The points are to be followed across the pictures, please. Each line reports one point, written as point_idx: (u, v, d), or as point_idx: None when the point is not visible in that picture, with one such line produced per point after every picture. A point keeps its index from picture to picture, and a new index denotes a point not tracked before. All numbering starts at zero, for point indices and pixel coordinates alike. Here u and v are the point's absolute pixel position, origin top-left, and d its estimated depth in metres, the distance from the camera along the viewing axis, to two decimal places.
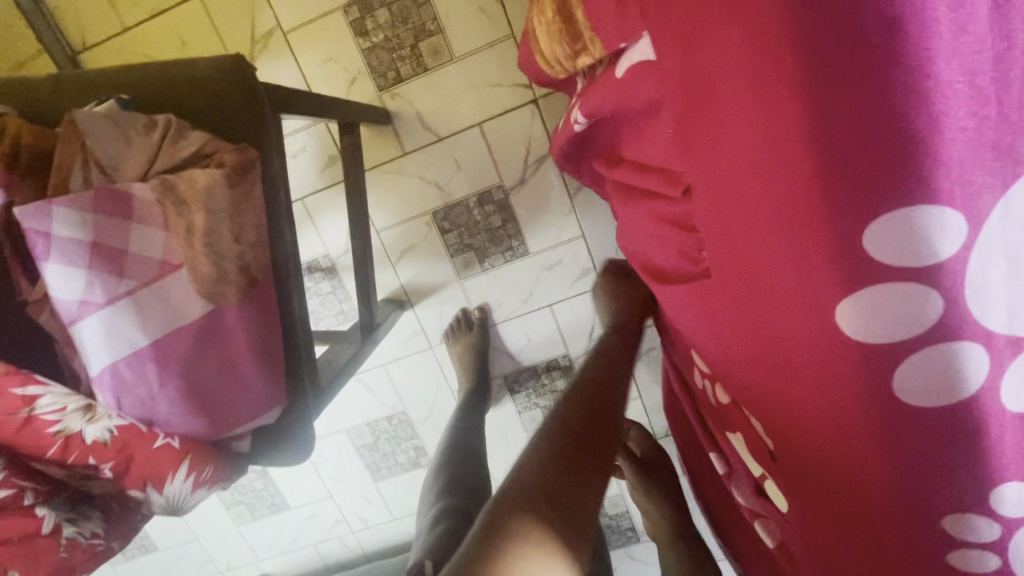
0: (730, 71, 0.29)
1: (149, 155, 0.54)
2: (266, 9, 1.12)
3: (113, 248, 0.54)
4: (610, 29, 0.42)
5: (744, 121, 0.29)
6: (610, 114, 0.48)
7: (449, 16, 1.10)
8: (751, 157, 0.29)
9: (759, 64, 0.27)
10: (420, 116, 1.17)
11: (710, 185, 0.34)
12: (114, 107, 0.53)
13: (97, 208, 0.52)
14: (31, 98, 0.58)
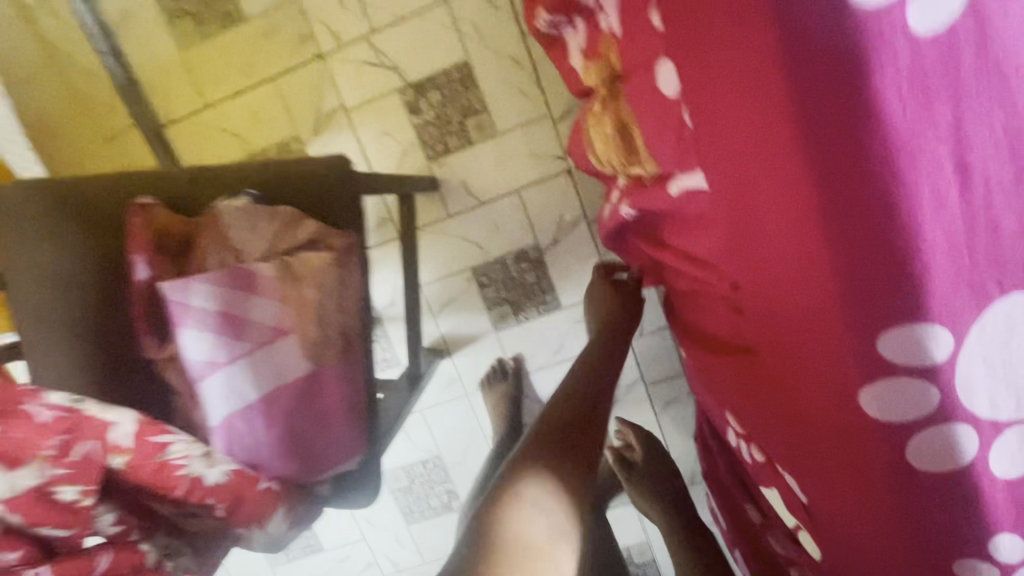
0: (767, 208, 0.37)
1: (269, 241, 0.64)
2: (331, 90, 1.26)
3: (235, 315, 0.64)
4: (662, 156, 0.50)
5: (781, 244, 0.37)
6: (660, 214, 0.57)
7: (494, 97, 1.23)
8: (789, 271, 0.38)
9: (791, 210, 0.35)
10: (464, 182, 1.28)
11: (756, 281, 0.42)
12: (248, 202, 0.63)
13: (228, 285, 0.63)
14: (171, 188, 0.70)
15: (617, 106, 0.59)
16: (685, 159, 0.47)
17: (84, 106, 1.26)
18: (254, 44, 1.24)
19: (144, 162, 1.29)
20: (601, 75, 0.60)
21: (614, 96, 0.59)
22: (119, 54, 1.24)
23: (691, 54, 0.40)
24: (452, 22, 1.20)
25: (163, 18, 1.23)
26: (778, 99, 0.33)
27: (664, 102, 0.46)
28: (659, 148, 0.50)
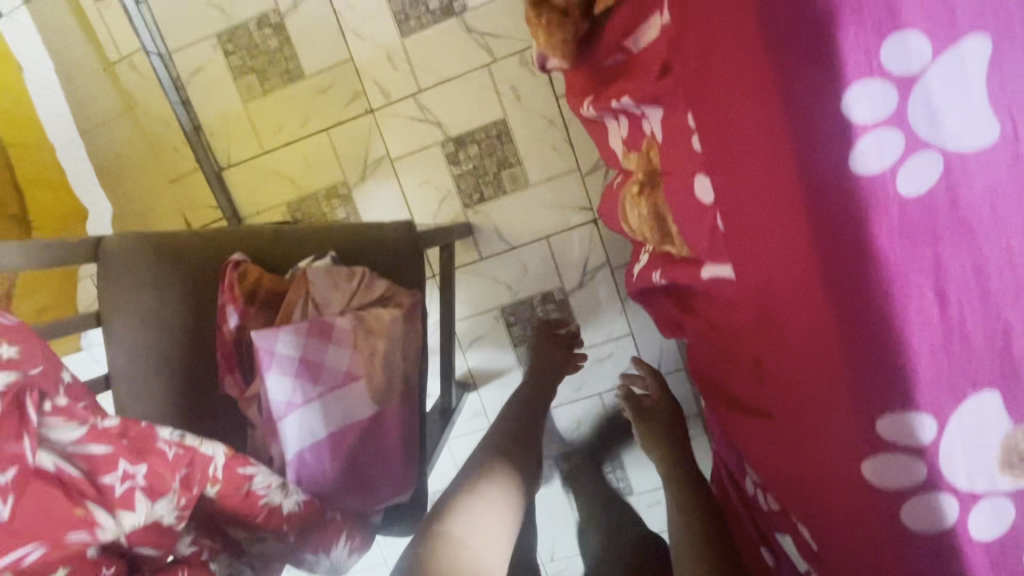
0: (785, 307, 0.45)
1: (348, 295, 0.74)
2: (378, 140, 1.36)
3: (312, 361, 0.73)
4: (697, 245, 0.59)
5: (797, 338, 0.45)
6: (690, 288, 0.66)
7: (528, 152, 1.33)
8: (803, 360, 0.45)
9: (806, 313, 0.43)
10: (497, 228, 1.38)
11: (774, 362, 0.50)
12: (330, 263, 0.73)
13: (308, 335, 0.72)
14: (256, 245, 0.80)
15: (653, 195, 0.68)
16: (718, 252, 0.56)
17: (155, 150, 1.38)
18: (311, 100, 1.36)
19: (204, 202, 1.40)
20: (642, 165, 0.69)
21: (652, 185, 0.69)
22: (189, 104, 1.38)
23: (718, 176, 0.48)
24: (493, 84, 1.31)
25: (231, 74, 1.36)
26: (797, 227, 0.41)
27: (701, 207, 0.55)
28: (697, 238, 0.59)
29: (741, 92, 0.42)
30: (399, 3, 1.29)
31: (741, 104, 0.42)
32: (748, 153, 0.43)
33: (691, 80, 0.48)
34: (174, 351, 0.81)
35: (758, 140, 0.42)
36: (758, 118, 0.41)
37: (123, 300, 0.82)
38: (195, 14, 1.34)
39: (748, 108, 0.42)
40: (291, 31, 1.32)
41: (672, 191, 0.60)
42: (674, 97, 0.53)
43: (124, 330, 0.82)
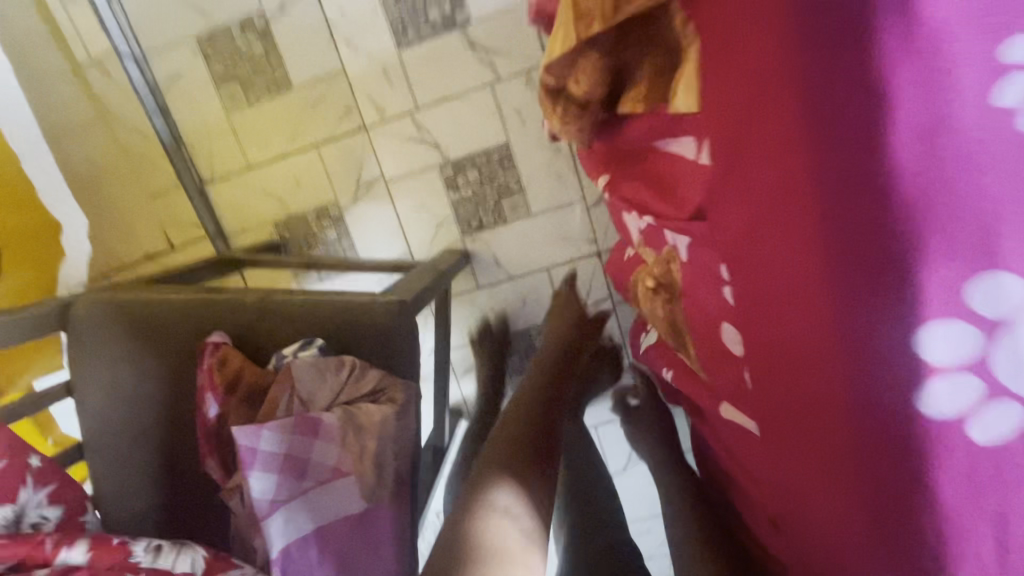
0: (815, 500, 0.41)
1: (337, 389, 0.69)
2: (372, 160, 1.28)
3: (298, 456, 0.68)
4: (716, 382, 0.55)
5: (824, 531, 0.41)
6: (705, 407, 0.62)
7: (531, 179, 1.25)
8: (831, 554, 0.41)
9: (836, 518, 0.39)
10: (495, 256, 1.32)
11: (799, 535, 0.46)
12: (317, 355, 0.68)
13: (293, 431, 0.67)
14: (236, 319, 0.74)
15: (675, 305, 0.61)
16: (743, 404, 0.51)
17: (133, 163, 1.29)
18: (300, 113, 1.26)
19: (187, 218, 1.32)
20: (660, 268, 0.63)
21: (668, 291, 0.62)
22: (168, 113, 1.27)
23: (751, 342, 0.42)
24: (496, 105, 1.22)
25: (212, 82, 1.25)
26: (836, 437, 0.36)
27: (728, 355, 0.50)
28: (720, 378, 0.53)
29: (792, 274, 0.36)
30: (396, 11, 1.18)
31: (789, 286, 0.37)
32: (793, 338, 0.37)
33: (728, 232, 0.42)
34: (150, 426, 0.77)
35: (807, 332, 0.36)
36: (809, 310, 0.35)
37: (93, 370, 0.77)
38: (171, 14, 1.22)
39: (795, 294, 0.36)
40: (278, 37, 1.21)
41: (690, 319, 0.55)
42: (706, 238, 0.46)
43: (96, 402, 0.77)
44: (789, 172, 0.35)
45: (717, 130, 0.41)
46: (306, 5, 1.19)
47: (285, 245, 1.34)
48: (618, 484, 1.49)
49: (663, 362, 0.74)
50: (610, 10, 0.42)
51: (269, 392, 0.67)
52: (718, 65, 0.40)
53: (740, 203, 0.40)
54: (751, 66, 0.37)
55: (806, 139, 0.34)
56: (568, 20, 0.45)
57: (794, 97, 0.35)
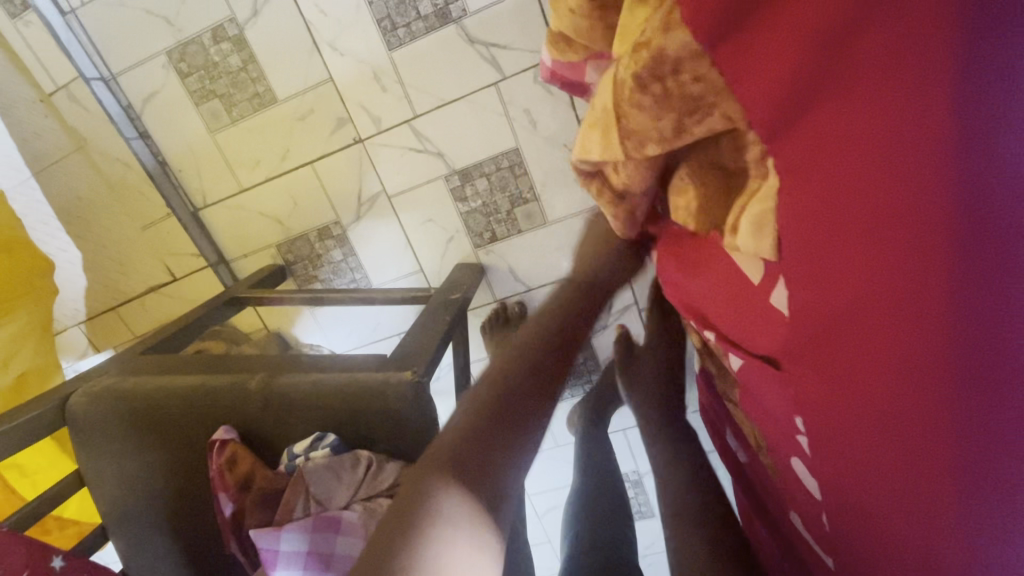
0: (875, 436, 0.34)
1: (354, 487, 0.64)
2: (371, 173, 1.17)
3: (322, 552, 0.62)
4: (791, 496, 0.50)
5: (883, 468, 0.35)
6: (769, 492, 0.56)
7: (545, 186, 1.15)
8: (889, 489, 0.35)
9: (904, 447, 0.33)
10: (511, 268, 1.23)
11: (844, 482, 0.39)
12: (331, 456, 0.64)
13: (313, 528, 0.62)
14: (239, 410, 0.69)
15: (732, 388, 0.56)
16: (822, 522, 0.45)
17: (120, 195, 1.20)
18: (288, 129, 1.15)
19: (184, 247, 1.25)
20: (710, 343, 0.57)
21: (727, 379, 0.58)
22: (148, 136, 1.17)
23: (844, 476, 0.39)
24: (502, 105, 1.09)
25: (190, 100, 1.14)
26: (920, 361, 0.30)
27: (805, 485, 0.45)
28: (796, 489, 0.48)
29: (915, 443, 0.32)
30: (382, 7, 1.04)
31: (909, 455, 0.33)
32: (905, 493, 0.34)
33: (817, 378, 0.37)
34: (168, 514, 0.74)
35: (920, 486, 0.33)
36: (933, 481, 0.32)
37: (103, 461, 0.73)
38: (135, 28, 1.09)
39: (880, 199, 0.29)
40: (253, 46, 1.08)
41: (759, 420, 0.51)
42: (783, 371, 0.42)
43: (110, 492, 0.74)
44: (910, 346, 0.30)
45: (804, 271, 0.35)
46: (279, 7, 1.05)
47: (290, 267, 1.28)
48: (646, 483, 1.47)
49: (728, 426, 0.66)
50: (667, 134, 0.39)
51: (286, 496, 0.64)
52: (804, 199, 0.33)
53: (834, 354, 0.35)
54: (856, 214, 0.30)
55: (937, 316, 0.28)
56: (611, 128, 0.42)
57: (917, 259, 0.28)
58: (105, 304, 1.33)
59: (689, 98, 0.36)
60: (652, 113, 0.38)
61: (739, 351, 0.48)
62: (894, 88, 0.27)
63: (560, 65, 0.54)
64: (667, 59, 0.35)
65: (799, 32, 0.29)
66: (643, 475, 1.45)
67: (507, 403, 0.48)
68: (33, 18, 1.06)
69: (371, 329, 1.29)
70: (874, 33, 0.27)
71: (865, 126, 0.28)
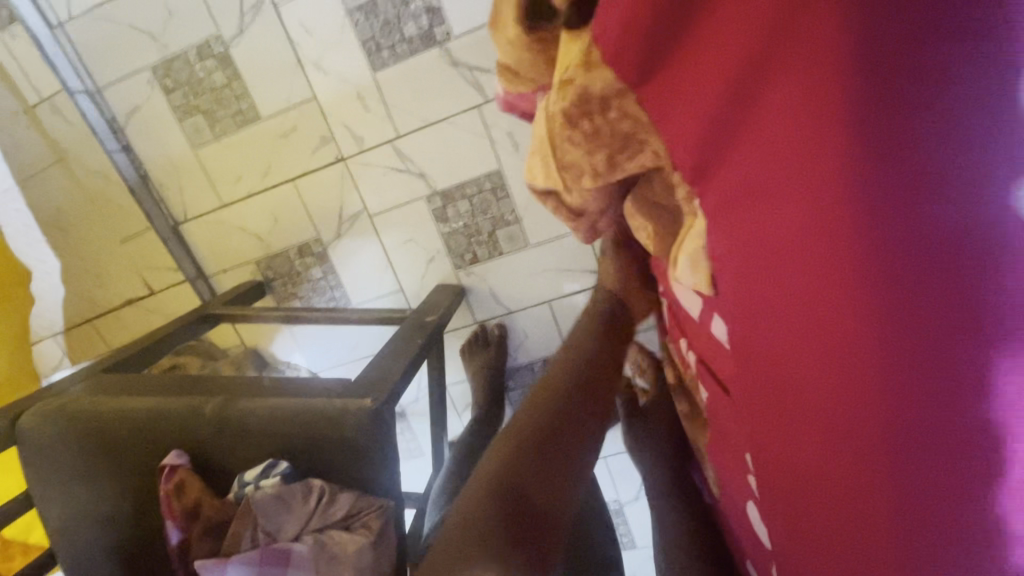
0: (815, 492, 0.32)
1: (305, 519, 0.62)
2: (353, 192, 1.17)
3: None
4: (745, 545, 0.48)
5: (824, 529, 0.32)
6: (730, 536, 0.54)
7: (526, 208, 1.14)
8: (832, 552, 0.32)
9: (842, 511, 0.30)
10: (492, 290, 1.22)
11: (792, 535, 0.36)
12: (281, 485, 0.61)
13: (259, 562, 0.60)
14: (192, 434, 0.67)
15: (700, 429, 0.54)
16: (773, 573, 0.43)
17: (99, 207, 1.20)
18: (271, 146, 1.15)
19: (163, 261, 1.24)
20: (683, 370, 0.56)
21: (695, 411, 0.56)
22: (131, 149, 1.17)
23: (792, 526, 0.36)
24: (484, 128, 1.09)
25: (173, 115, 1.13)
26: (850, 424, 0.27)
27: (756, 529, 0.43)
28: (749, 534, 0.45)
29: (850, 508, 0.29)
30: (367, 29, 1.04)
31: (836, 517, 0.31)
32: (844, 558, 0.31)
33: (761, 422, 0.35)
34: (118, 541, 0.71)
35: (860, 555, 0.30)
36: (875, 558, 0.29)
37: (51, 483, 0.71)
38: (121, 42, 1.09)
39: (802, 247, 0.26)
40: (239, 64, 1.09)
41: (718, 461, 0.48)
42: (730, 399, 0.40)
43: (59, 517, 0.72)
44: (838, 405, 0.27)
45: (737, 307, 0.33)
46: (266, 26, 1.06)
47: (269, 284, 1.27)
48: (628, 513, 1.44)
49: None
50: (600, 166, 0.38)
51: (233, 528, 0.61)
52: (736, 232, 0.30)
53: (773, 397, 0.33)
54: (783, 258, 0.27)
55: (853, 382, 0.26)
56: (549, 160, 0.41)
57: (839, 314, 0.25)
58: (80, 317, 1.31)
59: (619, 134, 0.36)
60: (584, 148, 0.38)
61: (705, 377, 0.45)
62: (801, 128, 0.24)
63: (513, 97, 0.53)
64: (592, 98, 0.35)
65: (721, 67, 0.27)
66: (625, 503, 1.42)
67: (542, 453, 0.46)
68: (20, 31, 1.06)
69: (348, 348, 1.28)
70: (793, 74, 0.24)
71: (784, 161, 0.25)
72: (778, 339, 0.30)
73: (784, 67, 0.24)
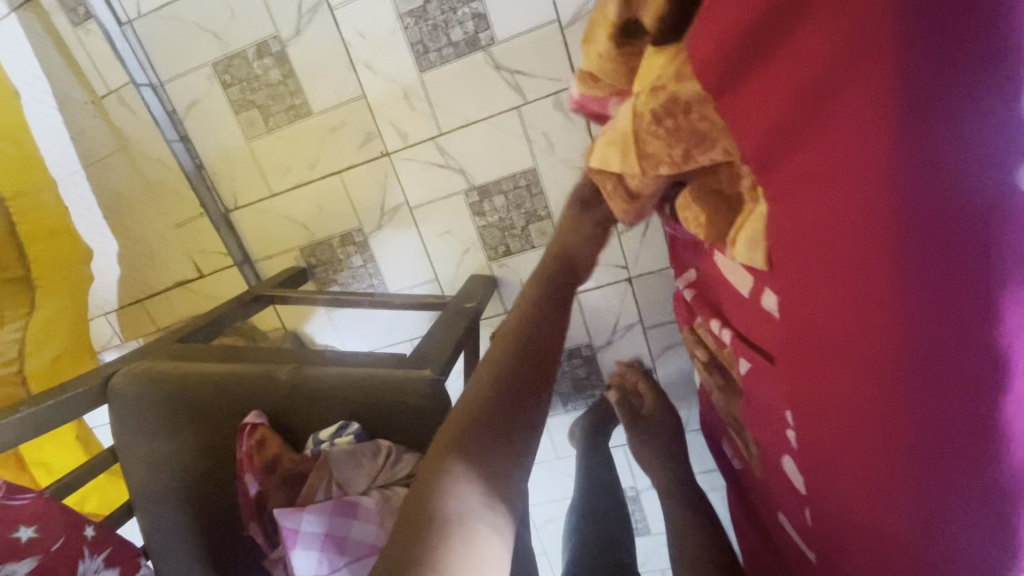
0: (845, 438, 0.37)
1: (373, 474, 0.69)
2: (395, 185, 1.24)
3: (339, 534, 0.66)
4: (778, 497, 0.54)
5: (852, 468, 0.38)
6: (761, 495, 0.60)
7: (559, 203, 1.21)
8: (857, 487, 0.38)
9: (869, 454, 0.35)
10: (522, 281, 1.29)
11: (824, 475, 0.42)
12: (354, 442, 0.69)
13: (333, 510, 0.67)
14: (268, 397, 0.74)
15: (737, 401, 0.60)
16: (804, 517, 0.49)
17: (156, 193, 1.28)
18: (320, 140, 1.22)
19: (212, 246, 1.31)
20: (717, 354, 0.61)
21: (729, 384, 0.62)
22: (188, 139, 1.24)
23: (824, 470, 0.42)
24: (523, 128, 1.16)
25: (230, 108, 1.21)
26: (879, 379, 0.32)
27: (791, 480, 0.49)
28: (784, 488, 0.52)
29: (875, 450, 0.34)
30: (416, 33, 1.11)
31: (863, 458, 0.36)
32: (867, 491, 0.37)
33: (801, 381, 0.40)
34: (194, 494, 0.78)
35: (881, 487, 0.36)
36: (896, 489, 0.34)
37: (136, 439, 0.79)
38: (185, 39, 1.17)
39: (841, 230, 0.30)
40: (294, 62, 1.16)
41: (756, 424, 0.54)
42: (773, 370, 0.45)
43: (140, 471, 0.79)
44: (869, 364, 0.32)
45: (783, 281, 0.37)
46: (322, 29, 1.13)
47: (311, 270, 1.34)
48: (644, 499, 1.50)
49: (725, 437, 0.71)
50: (677, 158, 0.43)
51: (311, 479, 0.69)
52: (787, 213, 0.34)
53: (817, 358, 0.37)
54: (824, 239, 0.32)
55: (882, 343, 0.31)
56: (630, 149, 0.47)
57: (871, 286, 0.30)
58: (132, 296, 1.39)
59: (696, 132, 0.40)
60: (666, 142, 0.43)
61: (745, 351, 0.51)
62: (846, 130, 0.28)
63: (589, 100, 0.61)
64: (678, 101, 0.40)
65: (779, 72, 0.31)
66: (641, 490, 1.48)
67: (506, 398, 0.53)
68: (93, 27, 1.14)
69: (385, 332, 1.35)
70: (840, 84, 0.28)
71: (827, 156, 0.30)
72: (821, 309, 0.34)
73: (844, 75, 0.27)
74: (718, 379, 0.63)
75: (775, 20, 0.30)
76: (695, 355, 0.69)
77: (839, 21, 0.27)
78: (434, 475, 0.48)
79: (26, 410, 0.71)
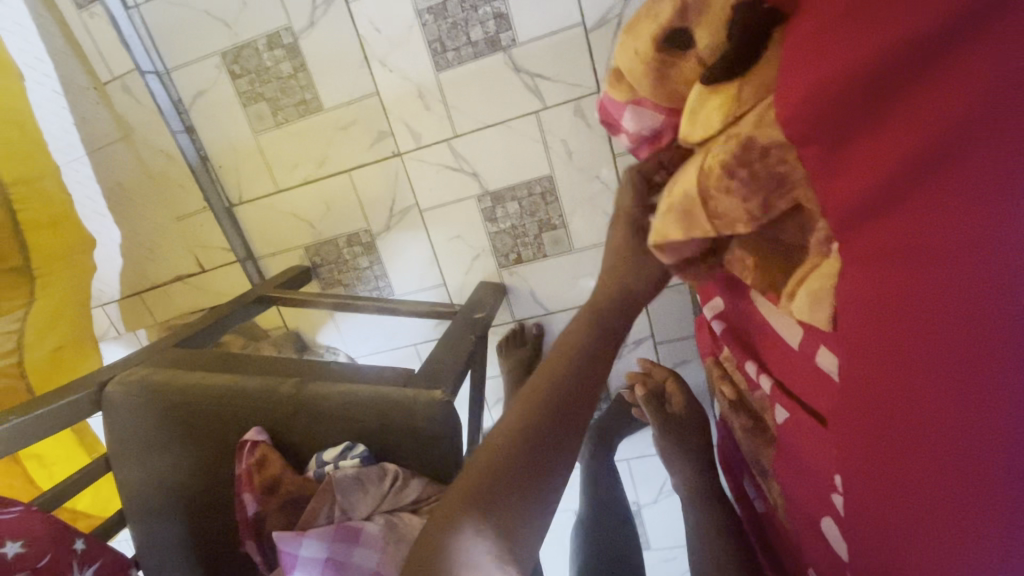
0: (909, 506, 0.35)
1: (379, 499, 0.66)
2: (406, 186, 1.20)
3: (339, 562, 0.63)
4: (812, 554, 0.51)
5: (913, 538, 0.35)
6: (786, 541, 0.58)
7: (574, 213, 1.17)
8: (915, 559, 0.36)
9: (938, 526, 0.33)
10: (533, 291, 1.26)
11: (873, 543, 0.40)
12: (358, 465, 0.66)
13: (333, 537, 0.64)
14: (272, 414, 0.71)
15: (767, 446, 0.56)
16: None
17: (160, 184, 1.24)
18: (329, 137, 1.18)
19: (215, 241, 1.28)
20: (749, 392, 0.58)
21: (757, 425, 0.58)
22: (194, 131, 1.20)
23: (875, 538, 0.39)
24: (541, 134, 1.12)
25: (238, 100, 1.17)
26: (964, 450, 0.30)
27: (833, 547, 0.46)
28: (819, 546, 0.49)
29: (943, 526, 0.33)
30: (434, 30, 1.07)
31: (930, 530, 0.34)
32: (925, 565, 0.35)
33: (858, 442, 0.38)
34: (188, 509, 0.75)
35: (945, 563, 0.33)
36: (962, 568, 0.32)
37: (131, 450, 0.75)
38: (193, 27, 1.13)
39: (948, 288, 0.29)
40: (306, 55, 1.12)
41: (790, 478, 0.51)
42: (827, 431, 0.42)
43: (135, 482, 0.76)
44: (956, 432, 0.30)
45: (858, 335, 0.36)
46: (335, 20, 1.09)
47: (316, 269, 1.31)
48: (645, 515, 1.48)
49: (747, 475, 0.68)
50: (755, 213, 0.41)
51: (311, 504, 0.66)
52: (872, 271, 0.34)
53: (883, 424, 0.35)
54: (922, 297, 0.30)
55: (974, 412, 0.29)
56: (694, 206, 0.45)
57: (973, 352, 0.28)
58: (132, 289, 1.36)
59: (775, 175, 0.39)
60: (741, 196, 0.41)
61: (785, 401, 0.48)
62: (971, 185, 0.27)
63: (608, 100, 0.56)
64: (755, 148, 0.39)
65: (893, 120, 0.30)
66: (643, 505, 1.46)
67: (534, 442, 0.50)
68: (98, 10, 1.10)
69: (388, 337, 1.32)
70: (967, 137, 0.27)
71: (942, 210, 0.28)
72: (903, 367, 0.33)
73: (966, 144, 0.27)
74: (746, 419, 0.59)
75: (885, 78, 0.30)
76: (720, 390, 0.65)
77: (970, 90, 0.26)
78: (451, 529, 0.46)
79: (18, 419, 0.68)
